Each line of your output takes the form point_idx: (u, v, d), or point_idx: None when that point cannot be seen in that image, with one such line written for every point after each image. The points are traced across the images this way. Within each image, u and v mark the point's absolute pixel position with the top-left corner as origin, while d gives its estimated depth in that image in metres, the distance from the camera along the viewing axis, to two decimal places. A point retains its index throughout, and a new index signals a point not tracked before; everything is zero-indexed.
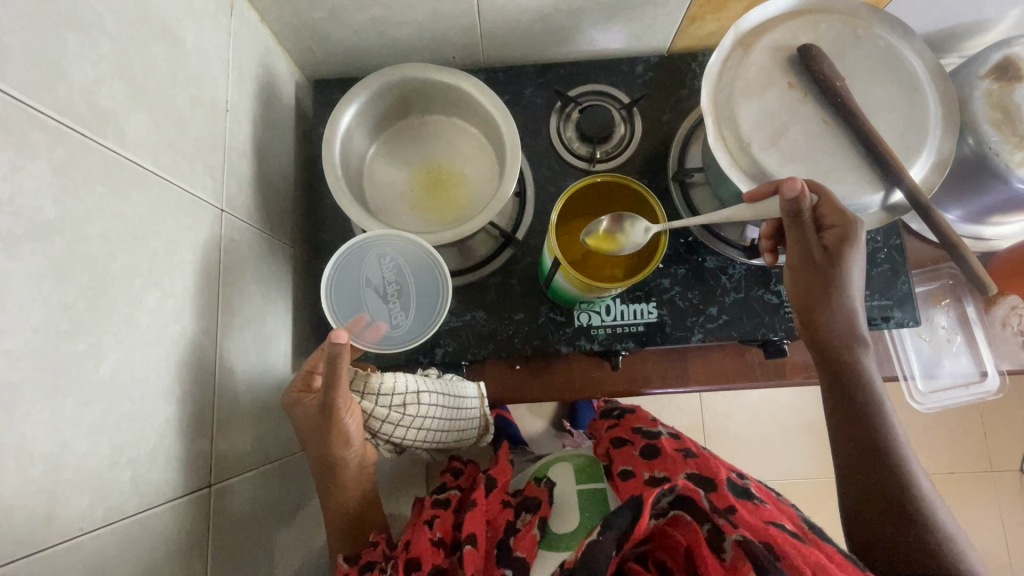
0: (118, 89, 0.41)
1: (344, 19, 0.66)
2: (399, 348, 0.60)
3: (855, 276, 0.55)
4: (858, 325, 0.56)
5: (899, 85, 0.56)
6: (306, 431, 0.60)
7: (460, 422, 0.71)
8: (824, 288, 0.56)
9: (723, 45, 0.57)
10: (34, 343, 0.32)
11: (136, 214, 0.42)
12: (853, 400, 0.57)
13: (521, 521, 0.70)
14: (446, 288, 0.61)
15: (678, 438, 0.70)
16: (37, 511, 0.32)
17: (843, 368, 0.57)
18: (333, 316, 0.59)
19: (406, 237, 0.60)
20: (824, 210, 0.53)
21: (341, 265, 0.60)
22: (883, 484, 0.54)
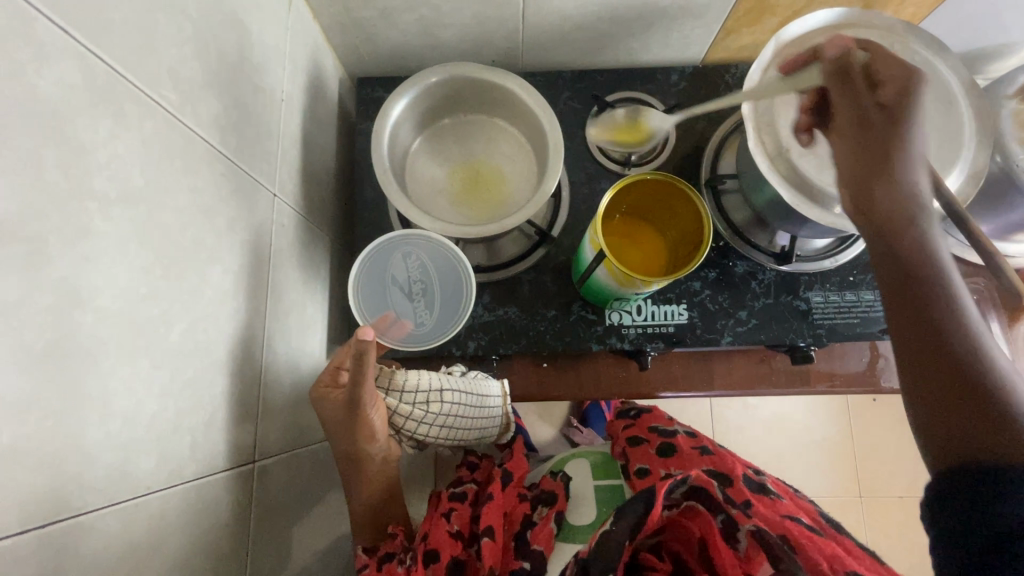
0: (196, 70, 0.42)
1: (393, 19, 0.69)
2: (422, 345, 0.63)
3: (916, 142, 0.43)
4: (926, 208, 0.41)
5: (935, 98, 0.58)
6: (332, 425, 0.60)
7: (483, 420, 0.72)
8: (871, 142, 0.43)
9: (763, 56, 0.59)
10: (120, 302, 0.34)
11: (206, 190, 0.43)
12: (921, 291, 0.39)
13: (538, 514, 0.71)
14: (470, 288, 0.63)
15: (694, 436, 0.71)
16: (115, 465, 0.33)
17: (906, 255, 0.40)
18: (359, 314, 0.61)
19: (431, 238, 0.62)
20: (876, 62, 0.45)
21: (368, 266, 0.61)
22: (992, 420, 0.35)
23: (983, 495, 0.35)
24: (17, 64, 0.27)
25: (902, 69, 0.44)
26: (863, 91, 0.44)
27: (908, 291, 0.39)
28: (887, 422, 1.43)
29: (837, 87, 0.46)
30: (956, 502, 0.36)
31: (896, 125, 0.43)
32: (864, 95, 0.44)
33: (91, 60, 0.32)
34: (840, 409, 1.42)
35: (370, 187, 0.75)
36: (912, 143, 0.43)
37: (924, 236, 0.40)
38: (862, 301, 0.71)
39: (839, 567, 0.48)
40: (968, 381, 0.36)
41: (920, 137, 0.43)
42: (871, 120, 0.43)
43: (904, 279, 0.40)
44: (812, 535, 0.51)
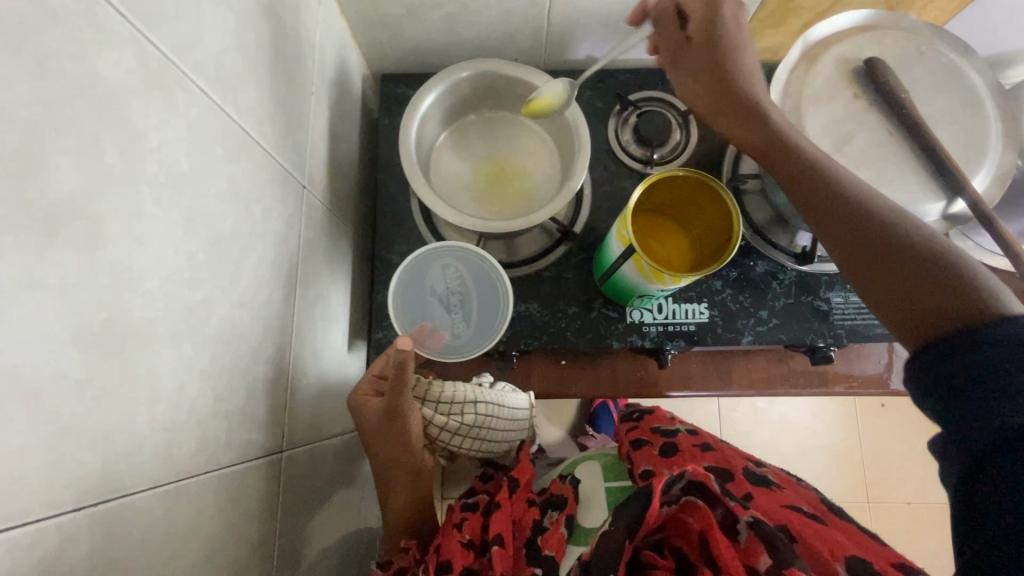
0: (237, 59, 0.43)
1: (420, 15, 0.69)
2: (460, 356, 0.62)
3: (747, 63, 0.53)
4: (783, 119, 0.51)
5: (961, 100, 0.58)
6: (370, 434, 0.59)
7: (513, 432, 0.73)
8: (723, 80, 0.53)
9: (789, 57, 0.60)
10: (167, 285, 0.34)
11: (244, 177, 0.44)
12: (806, 177, 0.48)
13: (548, 519, 0.66)
14: (508, 299, 0.62)
15: (696, 433, 0.69)
16: (160, 447, 0.34)
17: (788, 158, 0.49)
18: (398, 322, 0.61)
19: (470, 250, 0.62)
20: (686, 5, 0.54)
21: (407, 275, 0.62)
22: (895, 252, 0.42)
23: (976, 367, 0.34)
24: (81, 46, 0.27)
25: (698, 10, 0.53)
26: (685, 40, 0.54)
27: (823, 205, 0.46)
28: (896, 428, 1.42)
29: (667, 50, 0.56)
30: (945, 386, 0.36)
31: (723, 61, 0.53)
32: (687, 45, 0.54)
33: (145, 45, 0.32)
34: (849, 414, 1.42)
35: (393, 182, 0.75)
36: (744, 68, 0.52)
37: (791, 137, 0.50)
38: None
39: (839, 552, 0.47)
40: (893, 261, 0.42)
41: (750, 61, 0.53)
42: (715, 59, 0.53)
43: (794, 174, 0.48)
44: (812, 524, 0.51)
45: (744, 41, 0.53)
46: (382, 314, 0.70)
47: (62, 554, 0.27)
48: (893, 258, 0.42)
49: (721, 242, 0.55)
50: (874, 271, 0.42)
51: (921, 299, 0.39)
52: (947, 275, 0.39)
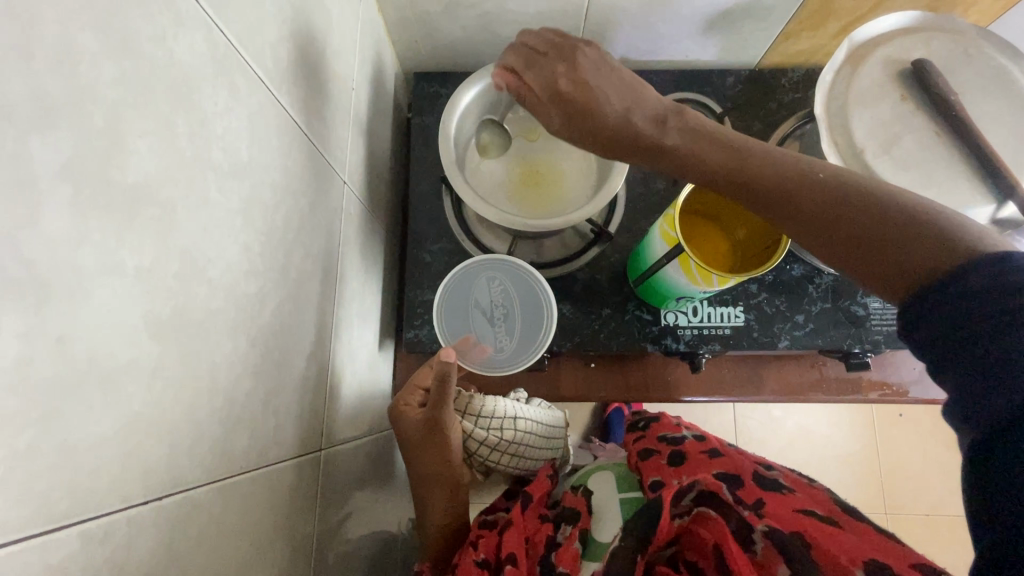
0: (290, 51, 0.42)
1: (457, 14, 0.69)
2: (500, 371, 0.61)
3: (623, 85, 0.45)
4: (689, 125, 0.43)
5: (1012, 103, 0.57)
6: (412, 448, 0.57)
7: (547, 451, 0.71)
8: (605, 128, 0.44)
9: (834, 58, 0.59)
10: (227, 275, 0.33)
11: (294, 169, 0.43)
12: (746, 177, 0.40)
13: (562, 535, 0.53)
14: (551, 314, 0.61)
15: (704, 439, 0.58)
16: (218, 441, 0.33)
17: (717, 164, 0.41)
18: (442, 333, 0.62)
19: (514, 262, 0.62)
20: (517, 70, 0.50)
21: (455, 287, 0.62)
22: (868, 222, 0.36)
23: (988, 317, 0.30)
24: (160, 27, 0.27)
25: (555, 61, 0.48)
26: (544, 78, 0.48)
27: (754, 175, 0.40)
28: (914, 438, 1.40)
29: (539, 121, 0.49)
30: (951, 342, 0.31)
31: (591, 106, 0.45)
32: (553, 109, 0.47)
33: (214, 31, 0.31)
34: (868, 422, 1.40)
35: (425, 180, 0.75)
36: (623, 105, 0.44)
37: (703, 145, 0.42)
38: None
39: (859, 558, 0.38)
40: (840, 210, 0.37)
41: (614, 97, 0.45)
42: (575, 112, 0.45)
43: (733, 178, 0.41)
44: (827, 527, 0.42)
45: (606, 75, 0.46)
46: (414, 314, 0.70)
47: (130, 549, 0.26)
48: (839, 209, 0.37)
49: (766, 249, 0.54)
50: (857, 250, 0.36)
51: (885, 244, 0.35)
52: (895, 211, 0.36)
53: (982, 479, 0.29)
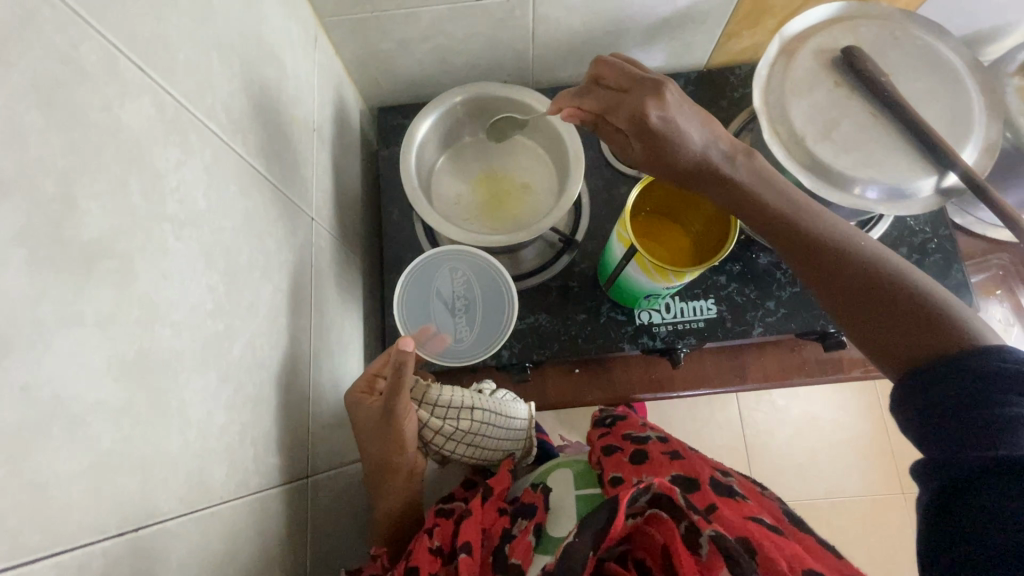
0: (243, 101, 0.45)
1: (411, 48, 0.73)
2: (458, 361, 0.63)
3: (699, 121, 0.50)
4: (770, 184, 0.49)
5: (942, 79, 0.60)
6: (365, 435, 0.56)
7: (508, 443, 0.70)
8: (685, 161, 0.50)
9: (768, 53, 0.62)
10: (192, 315, 0.36)
11: (255, 210, 0.46)
12: (807, 243, 0.47)
13: (518, 528, 0.55)
14: (511, 308, 0.64)
15: (667, 442, 0.60)
16: (193, 472, 0.35)
17: (789, 229, 0.48)
18: (403, 323, 0.64)
19: (474, 254, 0.65)
20: (591, 104, 0.55)
21: (415, 278, 0.65)
22: (899, 304, 0.42)
23: (962, 401, 0.36)
24: (107, 98, 0.30)
25: (637, 94, 0.51)
26: (619, 105, 0.52)
27: (811, 248, 0.47)
28: None
29: (617, 149, 0.55)
30: (925, 410, 0.38)
31: (674, 145, 0.49)
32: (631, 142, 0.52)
33: (161, 94, 0.34)
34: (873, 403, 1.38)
35: (396, 208, 0.77)
36: (702, 147, 0.49)
37: (786, 208, 0.48)
38: None
39: (799, 567, 0.39)
40: (871, 289, 0.43)
41: (696, 136, 0.50)
42: (654, 142, 0.50)
43: (795, 244, 0.47)
44: (773, 536, 0.43)
45: (690, 114, 0.50)
46: (394, 337, 0.72)
47: None
48: (873, 294, 0.43)
49: (719, 240, 0.56)
50: (876, 325, 0.42)
51: (890, 320, 0.42)
52: (923, 308, 0.41)
53: (938, 527, 0.35)
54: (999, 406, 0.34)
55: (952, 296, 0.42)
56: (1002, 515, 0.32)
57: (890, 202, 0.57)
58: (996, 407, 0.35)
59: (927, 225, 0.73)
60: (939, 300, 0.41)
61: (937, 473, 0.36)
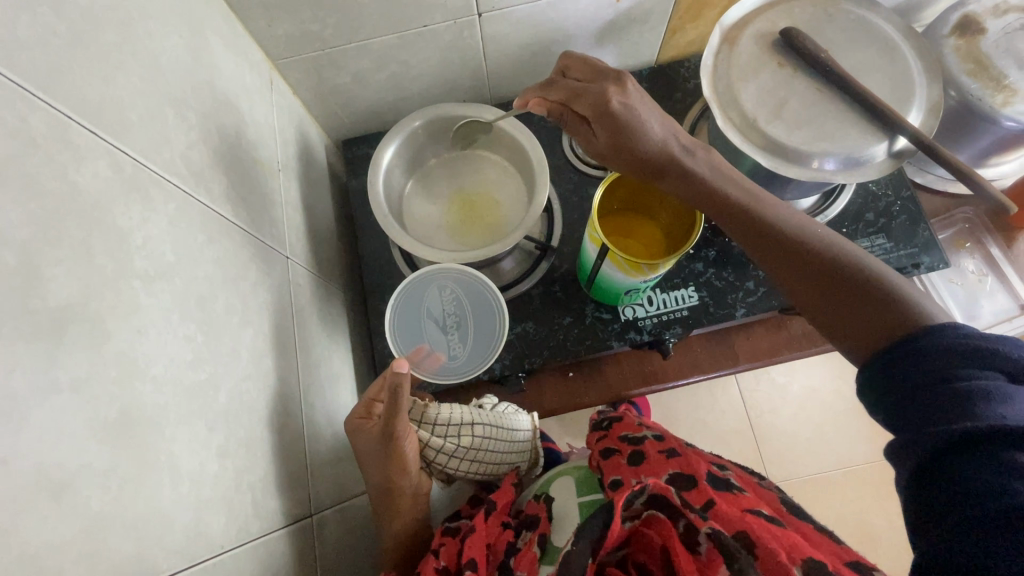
0: (203, 151, 0.46)
1: (367, 79, 0.74)
2: (452, 379, 0.64)
3: (656, 116, 0.54)
4: (729, 180, 0.52)
5: (879, 48, 0.62)
6: (365, 459, 0.56)
7: (513, 455, 0.71)
8: (649, 152, 0.52)
9: (711, 43, 0.64)
10: (172, 368, 0.36)
11: (228, 257, 0.46)
12: (766, 234, 0.49)
13: (522, 540, 0.57)
14: (503, 322, 0.65)
15: (663, 439, 0.59)
16: (190, 525, 0.34)
17: (747, 221, 0.50)
18: (395, 345, 0.64)
19: (461, 268, 0.65)
20: (561, 92, 0.57)
21: (405, 298, 0.65)
22: (854, 287, 0.45)
23: (920, 381, 0.38)
24: (61, 166, 0.30)
25: (598, 88, 0.54)
26: (580, 99, 0.55)
27: (768, 237, 0.49)
28: None
29: (579, 138, 0.57)
30: (892, 394, 0.40)
31: (636, 138, 0.52)
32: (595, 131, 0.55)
33: (118, 155, 0.35)
34: None
35: (371, 237, 0.78)
36: (663, 143, 0.53)
37: (743, 202, 0.51)
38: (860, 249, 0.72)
39: (798, 557, 0.40)
40: (827, 274, 0.46)
41: (657, 129, 0.53)
42: (618, 128, 0.53)
43: (755, 236, 0.50)
44: (770, 527, 0.43)
45: (649, 108, 0.53)
46: (385, 364, 0.72)
47: None
48: (826, 275, 0.46)
49: (684, 234, 0.58)
50: (836, 307, 0.45)
51: (845, 302, 0.45)
52: (874, 285, 0.44)
53: (920, 512, 0.36)
54: (953, 382, 0.37)
55: (892, 271, 0.46)
56: (980, 488, 0.33)
57: (848, 171, 0.59)
58: (951, 383, 0.37)
59: (890, 188, 0.74)
60: (883, 277, 0.45)
61: (909, 453, 0.37)
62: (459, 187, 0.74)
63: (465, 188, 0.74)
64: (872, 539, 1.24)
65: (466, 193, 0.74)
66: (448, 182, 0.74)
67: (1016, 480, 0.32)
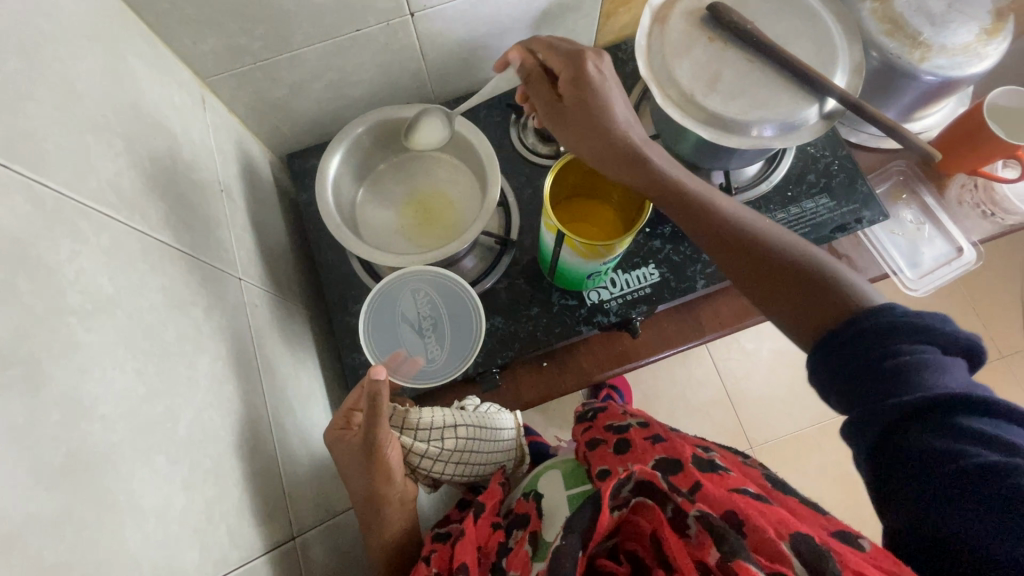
0: (135, 178, 0.44)
1: (305, 89, 0.73)
2: (432, 382, 0.64)
3: (620, 99, 0.55)
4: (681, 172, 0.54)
5: (800, 16, 0.65)
6: (348, 471, 0.56)
7: (498, 454, 0.71)
8: (605, 132, 0.54)
9: (642, 24, 0.65)
10: (123, 403, 0.34)
11: (174, 284, 0.44)
12: (715, 224, 0.51)
13: (514, 539, 0.56)
14: (478, 322, 0.65)
15: (648, 425, 0.60)
16: (159, 564, 0.33)
17: (696, 211, 0.52)
18: (371, 352, 0.63)
19: (430, 271, 0.65)
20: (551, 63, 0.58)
21: (379, 304, 0.65)
22: (796, 274, 0.47)
23: (865, 360, 0.40)
24: None
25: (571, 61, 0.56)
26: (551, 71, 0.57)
27: (723, 238, 0.51)
28: None
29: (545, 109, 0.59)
30: (837, 374, 0.42)
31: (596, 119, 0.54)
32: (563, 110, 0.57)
33: (37, 189, 0.33)
34: None
35: (328, 249, 0.76)
36: (621, 125, 0.54)
37: (691, 192, 0.52)
38: (806, 210, 0.75)
39: (786, 531, 0.41)
40: (771, 262, 0.48)
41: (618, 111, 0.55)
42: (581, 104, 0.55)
43: (704, 225, 0.52)
44: (757, 504, 0.44)
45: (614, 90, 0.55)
46: (357, 377, 0.71)
47: None
48: (781, 272, 0.47)
49: (636, 213, 0.59)
50: (778, 291, 0.47)
51: (787, 286, 0.47)
52: (823, 281, 0.46)
53: (892, 481, 0.38)
54: (898, 357, 0.38)
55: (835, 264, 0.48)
56: (940, 457, 0.36)
57: (785, 135, 0.61)
58: (897, 359, 0.38)
59: (827, 149, 0.78)
60: (824, 267, 0.47)
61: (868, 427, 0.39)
62: (412, 188, 0.74)
63: (420, 189, 0.73)
64: (851, 487, 1.30)
65: (420, 194, 0.73)
66: (400, 184, 0.74)
67: (973, 445, 0.35)
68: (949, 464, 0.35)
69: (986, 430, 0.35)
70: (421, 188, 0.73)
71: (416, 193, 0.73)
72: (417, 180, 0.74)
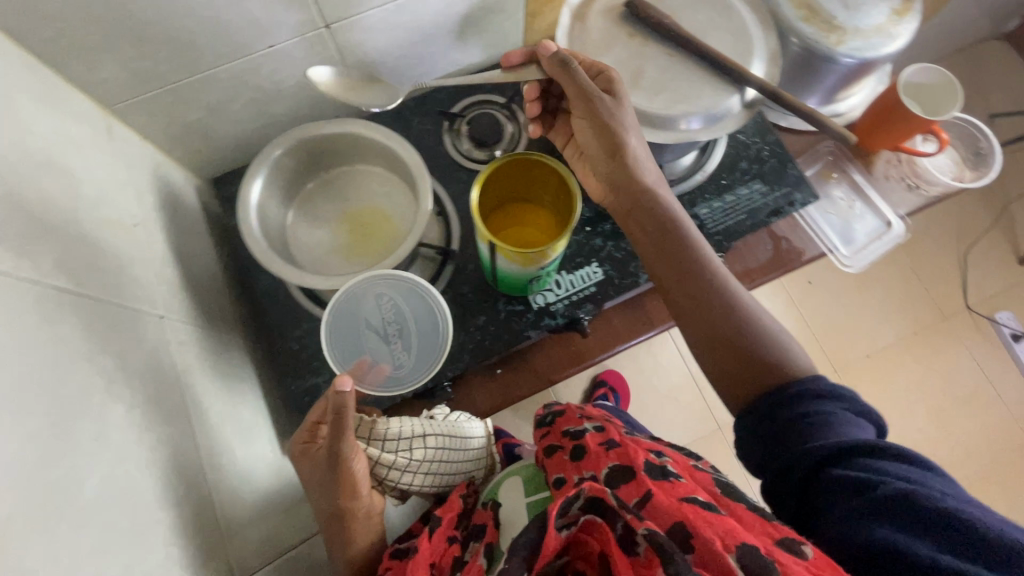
0: (23, 223, 0.41)
1: (224, 110, 0.70)
2: (400, 389, 0.62)
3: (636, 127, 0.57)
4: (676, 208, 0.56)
5: (716, 8, 0.65)
6: (312, 483, 0.55)
7: (467, 463, 0.70)
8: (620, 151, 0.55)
9: (562, 23, 0.65)
10: (9, 473, 0.32)
11: (77, 333, 0.41)
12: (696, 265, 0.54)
13: (470, 552, 0.56)
14: (445, 327, 0.63)
15: (604, 430, 0.60)
16: None
17: (682, 248, 0.54)
18: (334, 359, 0.61)
19: (394, 275, 0.62)
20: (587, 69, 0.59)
21: (342, 308, 0.62)
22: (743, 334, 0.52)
23: (779, 420, 0.47)
24: None
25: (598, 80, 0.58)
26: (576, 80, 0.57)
27: (687, 269, 0.54)
28: (838, 294, 1.44)
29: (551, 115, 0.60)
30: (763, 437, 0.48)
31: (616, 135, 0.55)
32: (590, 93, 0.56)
33: None
34: (786, 302, 1.42)
35: (263, 274, 0.73)
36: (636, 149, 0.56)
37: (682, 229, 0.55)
38: (740, 197, 0.77)
39: (732, 543, 0.40)
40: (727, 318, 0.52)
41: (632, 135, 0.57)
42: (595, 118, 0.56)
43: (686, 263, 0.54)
44: (706, 515, 0.44)
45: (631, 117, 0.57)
46: (302, 404, 0.68)
47: None
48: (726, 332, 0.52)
49: (567, 211, 0.58)
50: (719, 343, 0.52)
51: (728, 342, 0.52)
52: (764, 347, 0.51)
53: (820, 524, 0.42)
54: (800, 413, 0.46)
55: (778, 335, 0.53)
56: (844, 489, 0.41)
57: (710, 127, 0.62)
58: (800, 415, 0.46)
59: (757, 136, 0.79)
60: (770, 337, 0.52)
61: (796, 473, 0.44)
62: (346, 204, 0.71)
63: (355, 205, 0.71)
64: None
65: (355, 209, 0.71)
66: (332, 201, 0.71)
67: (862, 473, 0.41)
68: (854, 495, 0.40)
69: (872, 461, 0.42)
70: (355, 203, 0.71)
71: (351, 208, 0.71)
72: (350, 195, 0.72)
